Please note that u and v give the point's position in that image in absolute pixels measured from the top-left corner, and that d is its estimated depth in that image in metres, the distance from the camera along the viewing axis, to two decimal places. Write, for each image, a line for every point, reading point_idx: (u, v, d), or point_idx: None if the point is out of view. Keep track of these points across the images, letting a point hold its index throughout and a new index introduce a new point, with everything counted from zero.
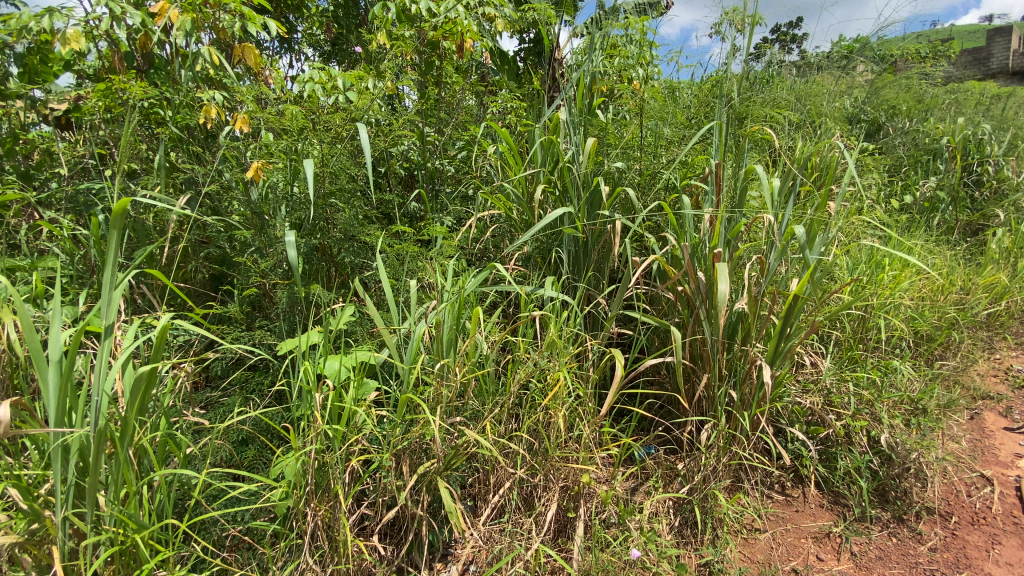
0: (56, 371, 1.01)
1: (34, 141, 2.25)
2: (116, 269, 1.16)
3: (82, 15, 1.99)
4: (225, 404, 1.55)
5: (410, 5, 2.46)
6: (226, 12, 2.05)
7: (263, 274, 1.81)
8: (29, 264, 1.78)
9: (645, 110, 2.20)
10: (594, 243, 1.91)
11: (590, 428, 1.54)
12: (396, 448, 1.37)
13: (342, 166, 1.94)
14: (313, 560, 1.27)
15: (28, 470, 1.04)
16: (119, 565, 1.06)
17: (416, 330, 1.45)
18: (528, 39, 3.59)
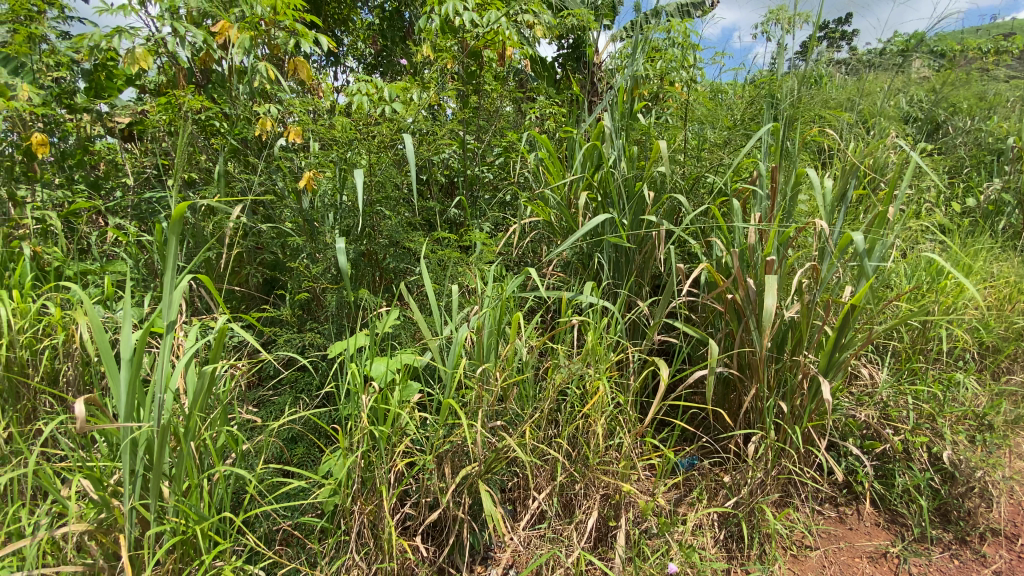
0: (125, 369, 1.07)
1: (103, 153, 2.41)
2: (175, 273, 1.22)
3: (148, 36, 2.14)
4: (276, 404, 1.62)
5: (452, 17, 2.53)
6: (280, 29, 2.17)
7: (313, 279, 1.88)
8: (100, 267, 1.95)
9: (688, 114, 2.18)
10: (636, 249, 1.90)
11: (632, 437, 1.52)
12: (439, 451, 1.39)
13: (388, 175, 2.01)
14: (359, 557, 1.31)
15: (102, 462, 1.11)
16: (180, 555, 1.12)
17: (460, 333, 1.46)
18: (566, 45, 3.61)
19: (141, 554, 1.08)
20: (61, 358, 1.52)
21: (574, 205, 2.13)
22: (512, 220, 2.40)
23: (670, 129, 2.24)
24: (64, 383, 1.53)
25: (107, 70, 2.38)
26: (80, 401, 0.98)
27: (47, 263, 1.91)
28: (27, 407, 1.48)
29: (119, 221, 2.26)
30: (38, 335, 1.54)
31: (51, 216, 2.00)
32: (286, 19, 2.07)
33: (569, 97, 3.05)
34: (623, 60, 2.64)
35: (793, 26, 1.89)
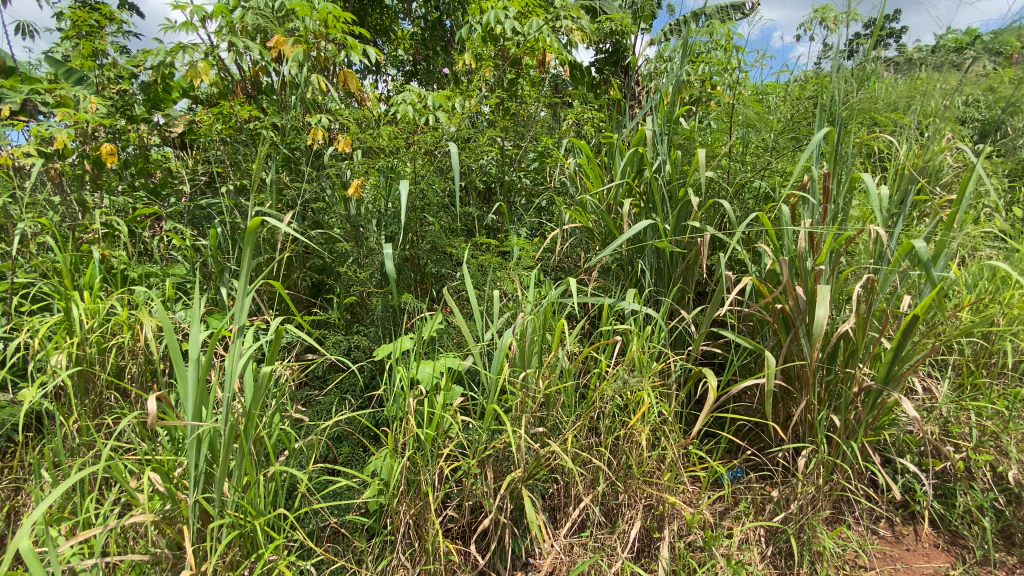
0: (194, 368, 1.13)
1: (163, 162, 2.54)
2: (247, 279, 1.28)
3: (208, 50, 2.26)
4: (324, 404, 1.67)
5: (494, 25, 2.57)
6: (330, 42, 2.26)
7: (360, 283, 1.94)
8: (161, 270, 2.04)
9: (734, 117, 2.15)
10: (679, 257, 1.88)
11: (677, 448, 1.50)
12: (483, 455, 1.40)
13: (432, 182, 2.06)
14: (405, 557, 1.33)
15: (169, 456, 1.17)
16: (239, 548, 1.17)
17: (503, 340, 1.43)
18: (604, 50, 3.60)
19: (203, 546, 1.14)
20: (128, 356, 1.61)
21: (615, 211, 2.12)
22: (550, 225, 2.40)
23: (713, 134, 2.20)
24: (130, 379, 1.62)
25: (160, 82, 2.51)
26: (153, 398, 1.04)
27: (114, 266, 2.03)
28: (97, 402, 1.57)
29: (176, 226, 2.37)
30: (107, 334, 1.63)
31: (117, 222, 2.13)
32: (337, 32, 2.17)
33: (608, 102, 3.04)
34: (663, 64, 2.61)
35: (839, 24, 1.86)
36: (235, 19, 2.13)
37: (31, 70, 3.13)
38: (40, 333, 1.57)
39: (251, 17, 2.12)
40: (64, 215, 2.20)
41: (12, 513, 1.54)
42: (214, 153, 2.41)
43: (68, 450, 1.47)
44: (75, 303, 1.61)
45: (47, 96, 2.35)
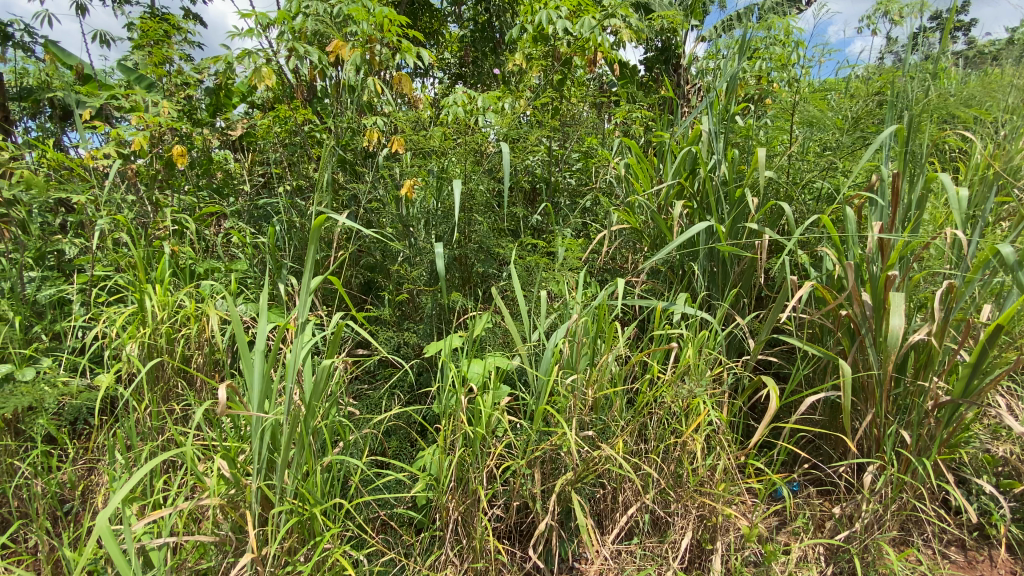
0: (259, 360, 1.18)
1: (226, 163, 2.67)
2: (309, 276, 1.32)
3: (271, 55, 2.35)
4: (374, 398, 1.72)
5: (545, 26, 2.58)
6: (386, 46, 2.32)
7: (411, 281, 1.98)
8: (224, 267, 2.15)
9: (794, 116, 2.07)
10: (735, 260, 1.81)
11: (732, 459, 1.44)
12: (532, 457, 1.39)
13: (481, 183, 2.08)
14: (454, 553, 1.34)
15: (235, 443, 1.23)
16: (298, 535, 1.21)
17: (552, 341, 1.42)
18: (653, 47, 3.54)
19: (265, 530, 1.18)
20: (195, 346, 1.70)
21: (665, 212, 2.08)
22: (597, 226, 2.38)
23: (772, 133, 2.12)
24: (196, 369, 1.71)
25: (222, 87, 2.63)
26: (223, 386, 1.10)
27: (182, 261, 2.14)
28: (166, 389, 1.66)
29: (237, 225, 2.49)
30: (176, 326, 1.73)
31: (185, 219, 2.25)
32: (392, 36, 2.23)
33: (657, 101, 2.98)
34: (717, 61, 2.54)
35: (905, 16, 1.76)
36: (296, 25, 2.22)
37: (106, 78, 3.35)
38: (118, 322, 1.68)
39: (312, 22, 2.20)
40: (136, 213, 2.35)
41: (88, 492, 1.65)
42: (273, 155, 2.51)
43: (140, 433, 1.56)
44: (148, 296, 1.71)
45: (123, 102, 2.51)
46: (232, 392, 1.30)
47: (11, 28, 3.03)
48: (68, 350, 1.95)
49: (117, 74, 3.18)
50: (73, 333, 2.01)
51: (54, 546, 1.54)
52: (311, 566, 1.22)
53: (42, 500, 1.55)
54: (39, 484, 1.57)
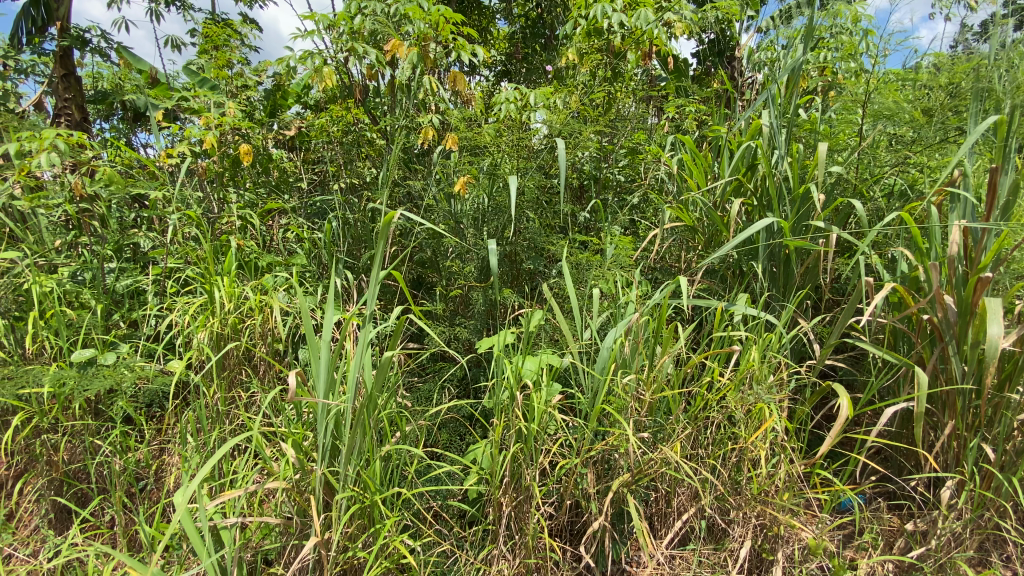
0: (326, 350, 1.23)
1: (285, 161, 2.78)
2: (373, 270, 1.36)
3: (331, 56, 2.43)
4: (425, 391, 1.77)
5: (599, 20, 2.55)
6: (441, 45, 2.35)
7: (464, 277, 2.01)
8: (285, 261, 2.24)
9: (863, 109, 1.97)
10: (799, 259, 1.74)
11: (796, 467, 1.38)
12: (586, 456, 1.38)
13: (533, 181, 2.09)
14: (507, 548, 1.35)
15: (300, 430, 1.28)
16: (357, 522, 1.25)
17: (608, 339, 1.40)
18: (706, 39, 3.43)
19: (327, 516, 1.23)
20: (259, 336, 1.78)
21: (723, 209, 2.02)
22: (648, 224, 2.33)
23: (839, 127, 2.02)
24: (260, 358, 1.79)
25: (281, 87, 2.74)
26: (293, 374, 1.16)
27: (246, 255, 2.24)
28: (232, 376, 1.74)
29: (295, 220, 2.58)
30: (242, 316, 1.81)
31: (249, 215, 2.35)
32: (447, 34, 2.26)
33: (712, 95, 2.90)
34: (776, 52, 2.45)
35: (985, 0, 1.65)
36: (355, 25, 2.28)
37: (173, 81, 3.55)
38: (190, 312, 1.77)
39: (370, 23, 2.25)
40: (203, 209, 2.47)
41: (160, 472, 1.75)
42: (329, 153, 2.60)
43: (209, 418, 1.64)
44: (217, 287, 1.80)
45: (191, 103, 2.65)
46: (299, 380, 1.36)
47: (91, 36, 3.25)
48: (142, 337, 2.07)
49: (183, 78, 3.37)
50: (147, 321, 2.13)
51: (131, 520, 1.64)
52: (370, 553, 1.25)
53: (121, 477, 1.65)
54: (118, 462, 1.67)
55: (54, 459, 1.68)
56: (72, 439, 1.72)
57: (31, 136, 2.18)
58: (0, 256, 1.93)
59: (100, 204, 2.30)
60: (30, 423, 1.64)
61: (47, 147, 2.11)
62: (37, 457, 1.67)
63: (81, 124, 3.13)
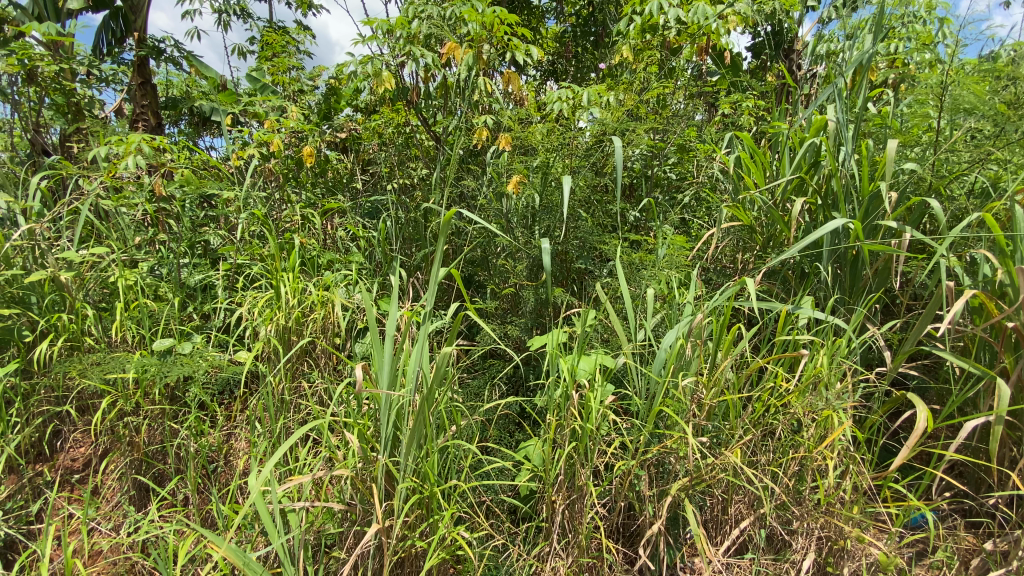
0: (389, 344, 1.29)
1: (342, 162, 2.89)
2: (435, 268, 1.41)
3: (389, 59, 2.51)
4: (477, 387, 1.81)
5: (655, 17, 2.53)
6: (495, 46, 2.38)
7: (516, 275, 2.04)
8: (343, 258, 2.33)
9: (939, 104, 1.86)
10: (869, 262, 1.67)
11: (866, 478, 1.33)
12: (641, 458, 1.37)
13: (585, 179, 2.10)
14: (561, 547, 1.36)
15: (364, 420, 1.33)
16: (416, 512, 1.30)
17: (668, 340, 1.39)
18: (762, 33, 3.33)
19: (388, 504, 1.27)
20: (322, 330, 1.86)
21: (783, 209, 1.95)
22: (701, 223, 2.29)
23: (913, 121, 1.93)
24: (322, 351, 1.87)
25: (337, 91, 2.84)
26: (359, 368, 1.25)
27: (309, 253, 2.34)
28: (296, 367, 1.83)
29: (351, 220, 2.67)
30: (306, 311, 1.90)
31: (310, 214, 2.45)
32: (502, 36, 2.29)
33: (768, 91, 2.81)
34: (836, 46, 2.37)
35: None
36: (413, 30, 2.34)
37: (237, 87, 3.75)
38: (259, 305, 1.88)
39: (427, 26, 2.31)
40: (267, 208, 2.60)
41: (229, 456, 1.86)
42: (384, 155, 2.69)
43: (276, 407, 1.73)
44: (282, 283, 1.90)
45: (258, 108, 2.79)
46: (364, 373, 1.42)
47: (165, 46, 3.47)
48: (212, 329, 2.20)
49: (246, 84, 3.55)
50: (216, 314, 2.26)
51: (205, 500, 1.75)
52: (428, 543, 1.29)
53: (195, 460, 1.77)
54: (193, 445, 1.79)
55: (136, 440, 1.80)
56: (152, 422, 1.85)
57: (118, 141, 2.36)
58: (91, 251, 2.09)
59: (175, 204, 2.46)
60: (117, 406, 1.78)
61: (133, 150, 2.27)
62: (121, 438, 1.80)
63: (156, 128, 3.36)
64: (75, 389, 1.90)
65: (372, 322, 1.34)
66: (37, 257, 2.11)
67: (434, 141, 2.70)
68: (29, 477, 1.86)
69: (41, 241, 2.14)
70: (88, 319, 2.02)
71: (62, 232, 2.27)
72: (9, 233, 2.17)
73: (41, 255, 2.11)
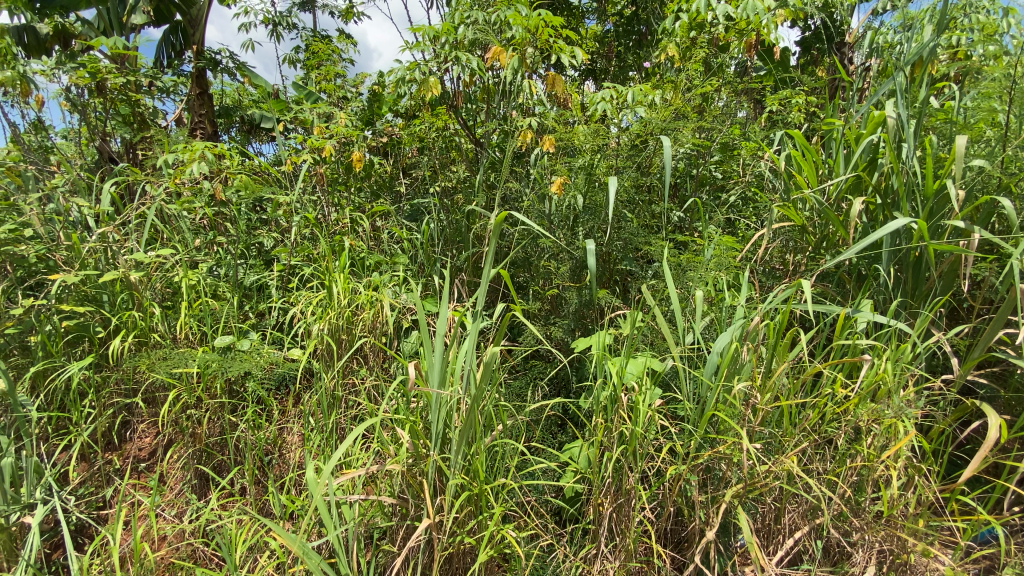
0: (441, 344, 1.33)
1: (388, 165, 2.98)
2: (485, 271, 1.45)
3: (436, 64, 2.56)
4: (521, 386, 1.83)
5: (702, 13, 2.48)
6: (540, 48, 2.40)
7: (560, 276, 2.05)
8: (390, 260, 2.39)
9: (1011, 95, 1.76)
10: (933, 264, 1.59)
11: (931, 490, 1.27)
12: (690, 463, 1.36)
13: (630, 180, 2.09)
14: (609, 549, 1.35)
15: (416, 417, 1.37)
16: (466, 509, 1.32)
17: (720, 343, 1.37)
18: (812, 26, 3.23)
19: (439, 500, 1.31)
20: (371, 329, 1.92)
21: (838, 209, 1.88)
22: (749, 224, 2.24)
23: (980, 114, 1.83)
24: (370, 349, 1.93)
25: (384, 97, 2.92)
26: (413, 365, 1.30)
27: (358, 254, 2.42)
28: (347, 365, 1.90)
29: (395, 222, 2.74)
30: (356, 310, 1.96)
31: (358, 217, 2.53)
32: (547, 38, 2.30)
33: (818, 87, 2.72)
34: (892, 38, 2.28)
35: None
36: (458, 35, 2.39)
37: (286, 95, 3.89)
38: (312, 305, 1.95)
39: (473, 31, 2.35)
40: (317, 211, 2.70)
41: (283, 450, 1.93)
42: (429, 158, 2.74)
43: (329, 403, 1.80)
44: (334, 283, 1.97)
45: (309, 114, 2.90)
46: (416, 372, 1.47)
47: (221, 58, 3.65)
48: (267, 327, 2.29)
49: (295, 92, 3.69)
50: (271, 312, 2.37)
51: (262, 491, 1.83)
52: (477, 539, 1.32)
53: (253, 451, 1.85)
54: (251, 438, 1.87)
55: (198, 431, 1.90)
56: (213, 416, 1.95)
57: (181, 148, 2.50)
58: (157, 253, 2.22)
59: (232, 208, 2.58)
60: (181, 399, 1.88)
61: (197, 158, 2.40)
62: (184, 429, 1.90)
63: (213, 136, 3.53)
64: (142, 382, 2.02)
65: (424, 322, 1.38)
66: (109, 258, 2.26)
67: (476, 144, 2.74)
68: (102, 464, 1.99)
69: (113, 243, 2.28)
70: (155, 317, 2.14)
71: (130, 234, 2.41)
72: (84, 235, 2.33)
73: (112, 256, 2.26)
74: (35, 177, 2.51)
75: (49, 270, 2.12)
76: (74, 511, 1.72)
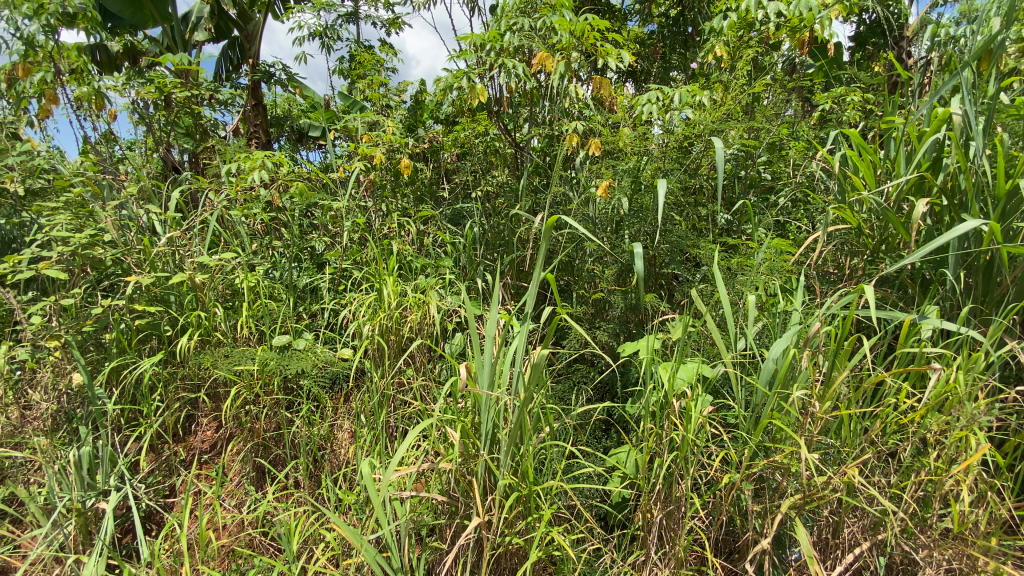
0: (490, 347, 1.35)
1: (433, 170, 3.05)
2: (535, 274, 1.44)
3: (481, 71, 2.61)
4: (566, 390, 1.85)
5: (750, 12, 2.43)
6: (584, 52, 2.40)
7: (604, 280, 2.05)
8: (435, 263, 2.44)
9: None
10: (1006, 267, 1.50)
11: (1007, 508, 1.20)
12: (742, 472, 1.33)
13: (677, 182, 2.07)
14: (658, 556, 1.34)
15: (466, 418, 1.40)
16: (515, 510, 1.34)
17: (775, 350, 1.34)
18: (865, 20, 3.12)
19: (489, 499, 1.33)
20: (419, 330, 1.98)
21: (899, 210, 1.80)
22: (800, 227, 2.18)
23: None
24: (418, 350, 1.98)
25: (430, 104, 2.99)
26: (463, 367, 1.33)
27: (404, 257, 2.49)
28: (396, 365, 1.96)
29: (440, 226, 2.80)
30: (405, 312, 2.02)
31: (405, 221, 2.60)
32: (592, 42, 2.31)
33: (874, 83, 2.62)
34: (957, 30, 2.17)
35: None
36: (504, 42, 2.42)
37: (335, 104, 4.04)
38: (363, 307, 2.02)
39: (519, 38, 2.38)
40: (365, 216, 2.79)
41: (334, 445, 2.01)
42: (473, 163, 2.79)
43: (379, 401, 1.86)
44: (384, 285, 2.04)
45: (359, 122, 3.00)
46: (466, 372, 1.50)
47: (276, 70, 3.83)
48: (319, 327, 2.39)
49: (344, 101, 3.83)
50: (322, 313, 2.46)
51: (315, 484, 1.91)
52: (525, 540, 1.33)
53: (307, 446, 1.93)
54: (306, 434, 1.96)
55: (256, 426, 2.00)
56: (270, 411, 2.05)
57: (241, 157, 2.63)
58: (219, 256, 2.35)
59: (286, 213, 2.70)
60: (242, 395, 1.99)
61: (257, 166, 2.53)
62: (244, 424, 2.01)
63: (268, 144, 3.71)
64: (206, 379, 2.14)
65: (473, 324, 1.39)
66: (176, 260, 2.41)
67: (519, 149, 2.78)
68: (168, 455, 2.12)
69: (180, 248, 2.43)
70: (217, 317, 2.26)
71: (194, 239, 2.56)
72: (153, 239, 2.49)
73: (179, 259, 2.41)
74: (111, 186, 2.70)
75: (124, 272, 2.28)
76: (146, 498, 1.84)
